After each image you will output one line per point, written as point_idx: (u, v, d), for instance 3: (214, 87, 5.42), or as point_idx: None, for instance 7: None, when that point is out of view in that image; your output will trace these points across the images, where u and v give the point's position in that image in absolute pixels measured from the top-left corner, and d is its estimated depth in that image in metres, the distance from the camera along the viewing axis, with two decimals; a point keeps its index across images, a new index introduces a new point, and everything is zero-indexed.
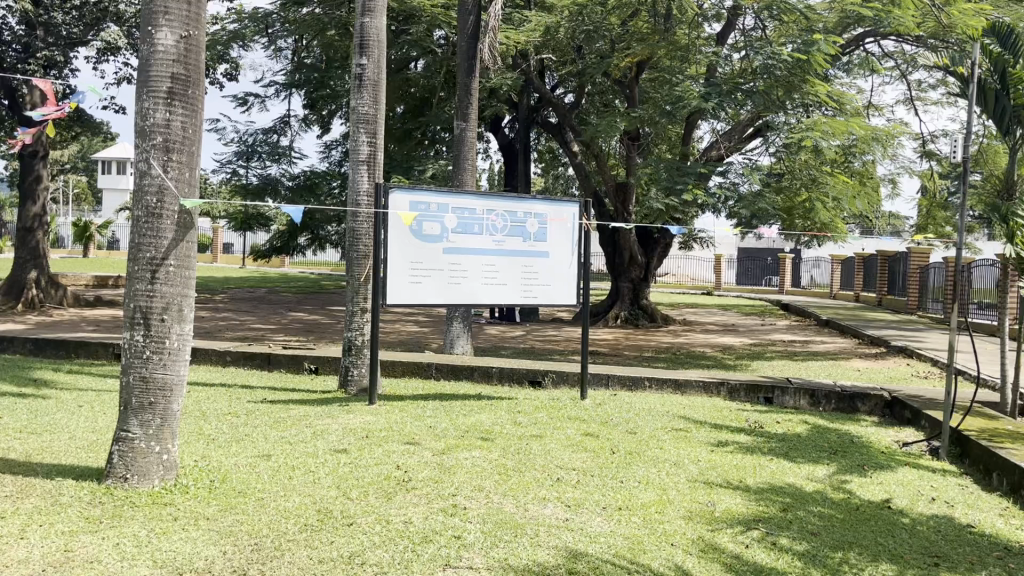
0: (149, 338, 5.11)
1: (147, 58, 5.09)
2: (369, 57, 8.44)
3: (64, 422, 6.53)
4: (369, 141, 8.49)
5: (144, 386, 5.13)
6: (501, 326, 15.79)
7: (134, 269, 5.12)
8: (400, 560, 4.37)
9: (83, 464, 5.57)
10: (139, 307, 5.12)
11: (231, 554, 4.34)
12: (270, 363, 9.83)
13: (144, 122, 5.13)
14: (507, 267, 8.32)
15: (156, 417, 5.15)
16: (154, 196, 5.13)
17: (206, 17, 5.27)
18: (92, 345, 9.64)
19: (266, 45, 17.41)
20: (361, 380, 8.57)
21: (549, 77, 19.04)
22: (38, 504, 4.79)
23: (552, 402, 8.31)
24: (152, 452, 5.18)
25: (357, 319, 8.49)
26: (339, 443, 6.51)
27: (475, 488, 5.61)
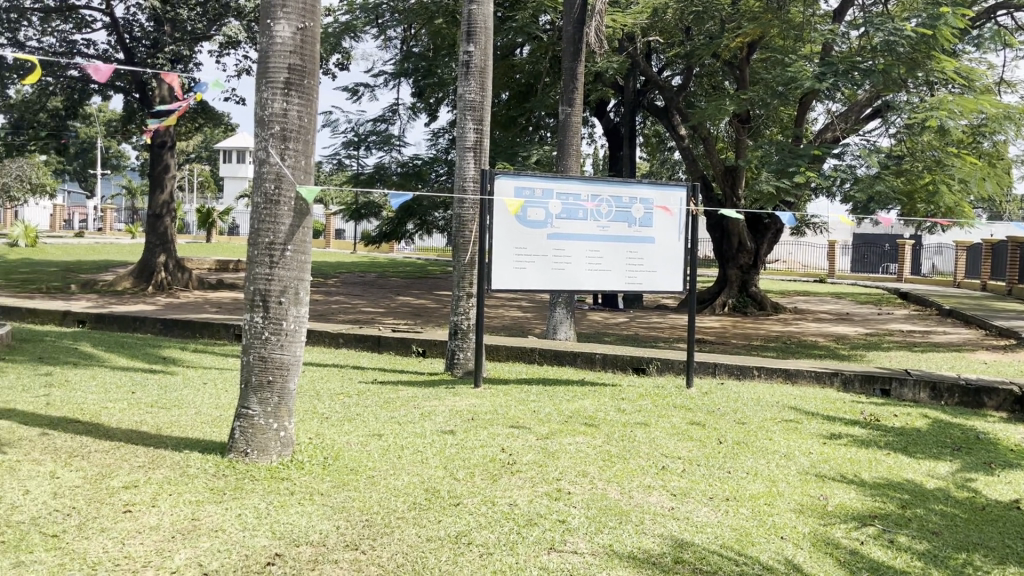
0: (268, 320, 5.34)
1: (266, 50, 5.30)
2: (476, 44, 8.48)
3: (190, 397, 6.93)
4: (476, 128, 8.57)
5: (263, 364, 5.36)
6: (605, 312, 15.69)
7: (253, 253, 5.36)
8: (505, 541, 4.43)
9: (208, 437, 5.89)
10: (258, 290, 5.35)
11: (344, 529, 4.50)
12: (379, 345, 10.10)
13: (263, 112, 5.35)
14: (612, 253, 8.25)
15: (274, 395, 5.39)
16: (273, 183, 5.34)
17: (321, 9, 5.43)
18: (214, 326, 10.13)
19: (377, 34, 17.74)
20: (467, 363, 8.70)
21: (656, 59, 18.68)
22: (169, 474, 5.10)
23: (657, 390, 8.22)
24: (270, 429, 5.42)
25: (462, 303, 8.62)
26: (446, 425, 6.64)
27: (579, 473, 5.62)
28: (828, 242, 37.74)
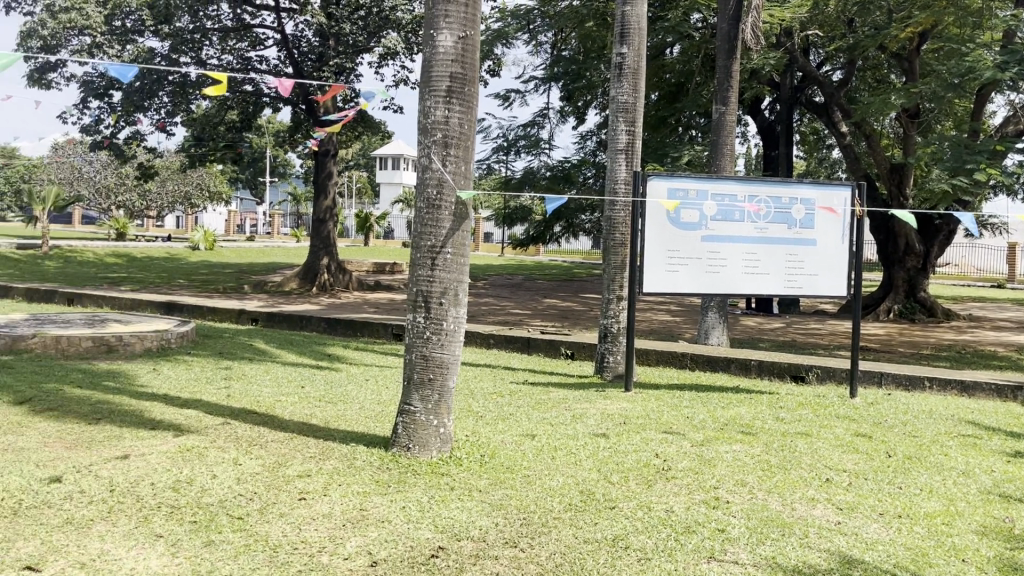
0: (429, 320, 5.52)
1: (429, 59, 5.48)
2: (630, 45, 8.43)
3: (354, 393, 7.27)
4: (628, 130, 8.51)
5: (424, 363, 5.55)
6: (758, 317, 15.18)
7: (416, 256, 5.56)
8: (663, 547, 4.38)
9: (372, 432, 6.16)
10: (421, 291, 5.55)
11: (502, 526, 4.59)
12: (530, 347, 10.22)
13: (426, 119, 5.55)
14: (769, 255, 7.99)
15: (435, 393, 5.57)
16: (435, 189, 5.52)
17: (481, 17, 5.55)
18: (373, 325, 10.60)
19: (528, 40, 17.99)
20: (617, 366, 8.66)
21: (815, 54, 17.92)
22: (337, 465, 5.38)
23: (818, 399, 7.87)
24: (431, 425, 5.61)
25: (613, 306, 8.59)
26: (598, 428, 6.64)
27: (738, 482, 5.47)
28: (1008, 244, 34.90)
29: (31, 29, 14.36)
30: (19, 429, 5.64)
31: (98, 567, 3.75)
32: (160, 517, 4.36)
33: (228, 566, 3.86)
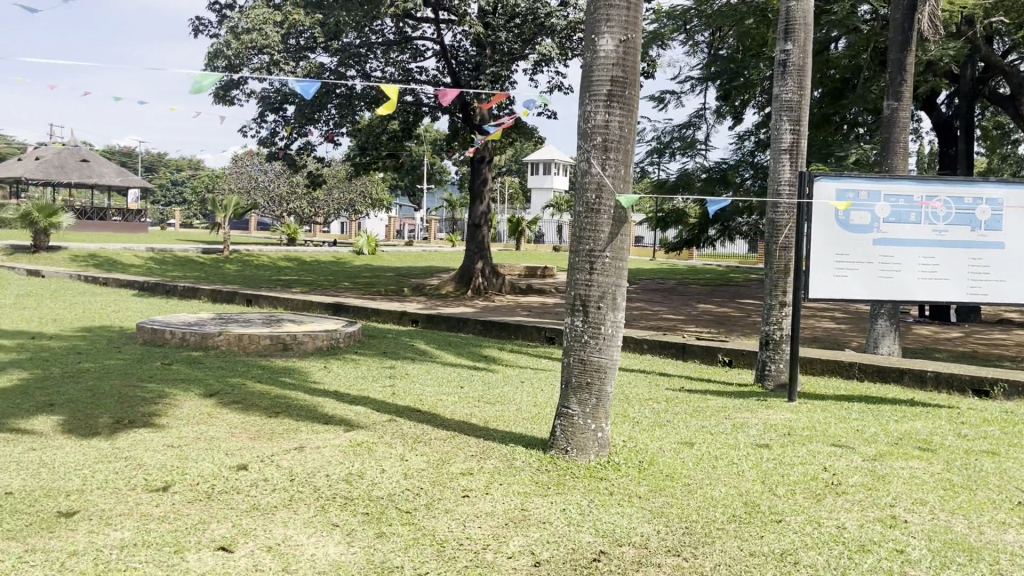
0: (588, 323, 5.53)
1: (590, 64, 5.50)
2: (794, 42, 8.12)
3: (512, 395, 7.39)
4: (792, 129, 8.19)
5: (582, 367, 5.56)
6: (933, 326, 14.20)
7: (575, 260, 5.58)
8: (836, 566, 4.17)
9: (530, 433, 6.24)
10: (579, 294, 5.57)
11: (664, 533, 4.53)
12: (685, 353, 10.03)
13: (587, 124, 5.57)
14: (950, 259, 7.46)
15: (593, 397, 5.56)
16: (594, 193, 5.52)
17: (643, 20, 5.51)
18: (528, 328, 10.74)
19: (684, 41, 17.70)
20: (779, 375, 8.34)
21: (999, 42, 16.58)
22: (498, 465, 5.49)
23: (1006, 415, 7.26)
24: (589, 429, 5.61)
25: (775, 312, 8.29)
26: (761, 438, 6.42)
27: (916, 501, 5.13)
28: None
29: (218, 49, 15.15)
30: (210, 419, 6.11)
31: (284, 551, 3.99)
32: (336, 508, 4.59)
33: (400, 557, 4.02)
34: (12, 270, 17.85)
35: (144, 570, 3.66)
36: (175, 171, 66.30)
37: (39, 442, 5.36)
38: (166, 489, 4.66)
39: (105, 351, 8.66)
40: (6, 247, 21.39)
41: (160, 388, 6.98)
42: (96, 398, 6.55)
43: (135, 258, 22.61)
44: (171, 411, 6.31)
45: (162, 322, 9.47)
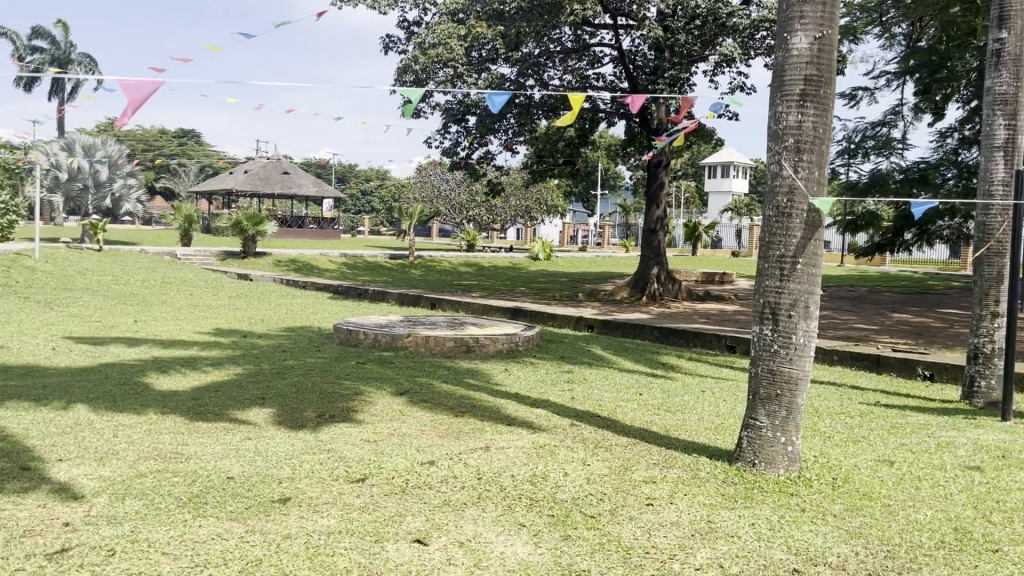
0: (778, 333, 5.32)
1: (782, 64, 5.32)
2: (1010, 30, 7.43)
3: (693, 403, 7.25)
4: (1007, 125, 7.53)
5: (771, 377, 5.36)
6: None
7: (764, 267, 5.40)
8: None
9: (714, 444, 6.09)
10: (769, 302, 5.38)
11: (863, 556, 4.28)
12: (879, 365, 9.44)
13: (777, 125, 5.38)
14: None
15: (782, 409, 5.35)
16: (785, 196, 5.32)
17: (840, 15, 5.26)
18: (708, 336, 10.52)
19: (879, 34, 16.73)
20: (990, 393, 7.65)
21: None
22: (682, 474, 5.40)
23: None
24: (778, 441, 5.40)
25: (985, 324, 7.65)
26: (970, 460, 5.92)
27: None
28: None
29: (406, 64, 16.02)
30: (402, 417, 6.43)
31: (475, 547, 4.11)
32: (523, 508, 4.68)
33: (587, 561, 4.04)
34: (225, 273, 19.61)
35: (350, 556, 3.89)
36: (365, 181, 70.29)
37: (254, 432, 5.86)
38: (365, 481, 4.95)
39: (306, 350, 9.33)
40: (219, 253, 23.51)
41: (356, 385, 7.43)
42: (300, 393, 7.07)
43: (329, 263, 24.17)
44: (366, 407, 6.70)
45: (356, 324, 10.07)
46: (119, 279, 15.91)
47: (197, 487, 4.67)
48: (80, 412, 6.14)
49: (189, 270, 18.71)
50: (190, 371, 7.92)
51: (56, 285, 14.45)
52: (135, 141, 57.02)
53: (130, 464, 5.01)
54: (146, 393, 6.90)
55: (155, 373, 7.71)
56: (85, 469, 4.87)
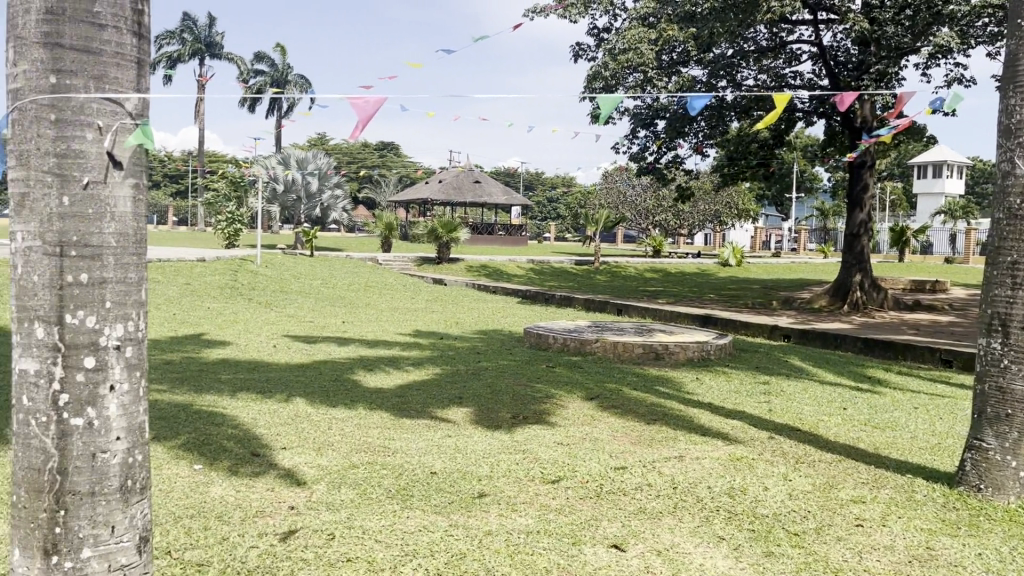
0: (1008, 347, 4.83)
1: (1016, 52, 4.85)
2: None
3: (905, 420, 6.76)
4: None
5: (1001, 397, 4.86)
6: None
7: (993, 274, 4.95)
8: None
9: (931, 465, 5.65)
10: (998, 313, 4.92)
11: None
12: None
13: (1010, 120, 4.92)
14: None
15: (1014, 431, 4.81)
16: (1018, 197, 4.84)
17: None
18: (919, 349, 9.79)
19: None
20: None
21: None
22: (895, 496, 5.04)
23: None
24: (1008, 466, 4.86)
25: None
26: None
27: None
28: None
29: (597, 71, 16.19)
30: (594, 422, 6.46)
31: (673, 557, 4.05)
32: (721, 520, 4.56)
33: None
34: (421, 278, 20.58)
35: (549, 557, 3.95)
36: (551, 188, 71.37)
37: (454, 430, 6.11)
38: (560, 483, 5.02)
39: (499, 352, 9.61)
40: (416, 259, 24.71)
41: (548, 389, 7.56)
42: (495, 394, 7.30)
43: (518, 269, 24.74)
44: (559, 411, 6.80)
45: (546, 328, 10.25)
46: (328, 283, 17.12)
47: (403, 480, 4.93)
48: (300, 405, 6.67)
49: (388, 274, 19.81)
50: (393, 370, 8.39)
51: (274, 287, 15.78)
52: (341, 154, 61.19)
53: (344, 455, 5.38)
54: (356, 389, 7.39)
55: (362, 371, 8.23)
56: (305, 457, 5.28)
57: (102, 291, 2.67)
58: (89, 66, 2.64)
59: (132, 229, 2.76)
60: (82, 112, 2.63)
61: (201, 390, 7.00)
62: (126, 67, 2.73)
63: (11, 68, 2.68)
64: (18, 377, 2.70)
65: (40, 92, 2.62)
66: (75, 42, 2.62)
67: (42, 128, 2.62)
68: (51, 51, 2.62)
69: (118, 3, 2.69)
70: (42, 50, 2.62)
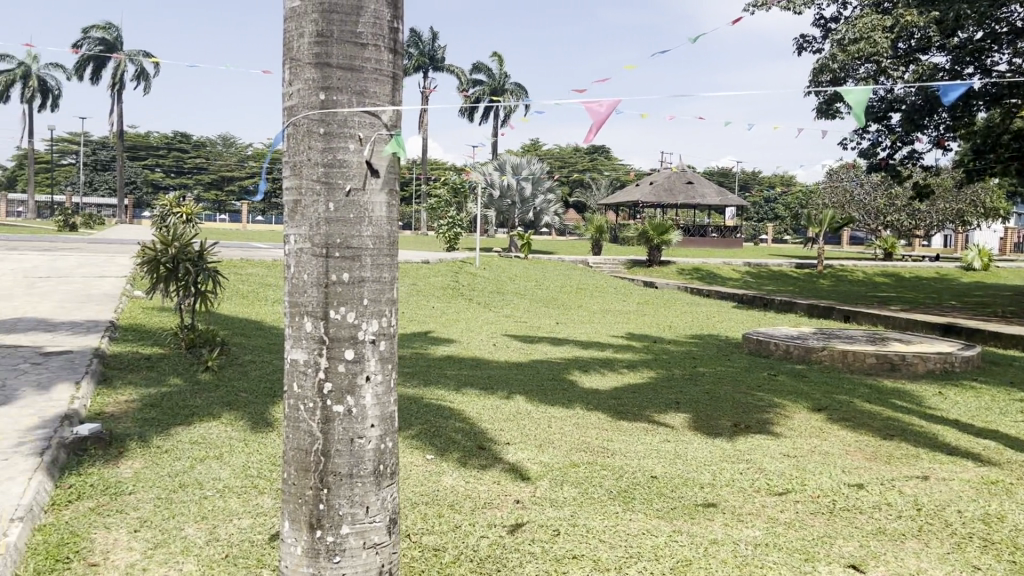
0: None
1: None
2: None
3: None
4: None
5: None
6: None
7: None
8: None
9: None
10: None
11: None
12: None
13: None
14: None
15: None
16: None
17: None
18: None
19: None
20: None
21: None
22: None
23: None
24: None
25: None
26: None
27: None
28: None
29: (823, 64, 15.37)
30: (823, 434, 6.14)
31: None
32: (974, 549, 4.14)
33: None
34: (633, 281, 20.54)
35: (780, 572, 3.79)
36: (769, 187, 68.57)
37: (674, 435, 6.05)
38: (788, 496, 4.80)
39: (716, 358, 9.39)
40: (627, 261, 24.69)
41: (770, 397, 7.28)
42: (714, 400, 7.14)
43: (733, 272, 24.00)
44: (784, 420, 6.54)
45: (767, 334, 9.89)
46: (541, 284, 17.55)
47: (624, 482, 4.94)
48: (520, 402, 6.89)
49: (600, 277, 19.95)
50: (608, 371, 8.44)
51: (492, 288, 16.41)
52: (554, 158, 62.52)
53: (565, 454, 5.48)
54: (573, 389, 7.52)
55: (579, 372, 8.35)
56: (528, 453, 5.44)
57: (361, 289, 2.87)
58: (352, 83, 2.83)
59: (387, 232, 2.94)
60: (345, 125, 2.82)
61: (430, 385, 7.43)
62: (384, 82, 2.90)
63: (287, 88, 2.93)
64: (290, 365, 2.96)
65: (310, 108, 2.83)
66: (341, 61, 2.81)
67: (312, 141, 2.84)
68: (322, 71, 2.83)
69: (378, 21, 2.86)
70: (314, 70, 2.83)
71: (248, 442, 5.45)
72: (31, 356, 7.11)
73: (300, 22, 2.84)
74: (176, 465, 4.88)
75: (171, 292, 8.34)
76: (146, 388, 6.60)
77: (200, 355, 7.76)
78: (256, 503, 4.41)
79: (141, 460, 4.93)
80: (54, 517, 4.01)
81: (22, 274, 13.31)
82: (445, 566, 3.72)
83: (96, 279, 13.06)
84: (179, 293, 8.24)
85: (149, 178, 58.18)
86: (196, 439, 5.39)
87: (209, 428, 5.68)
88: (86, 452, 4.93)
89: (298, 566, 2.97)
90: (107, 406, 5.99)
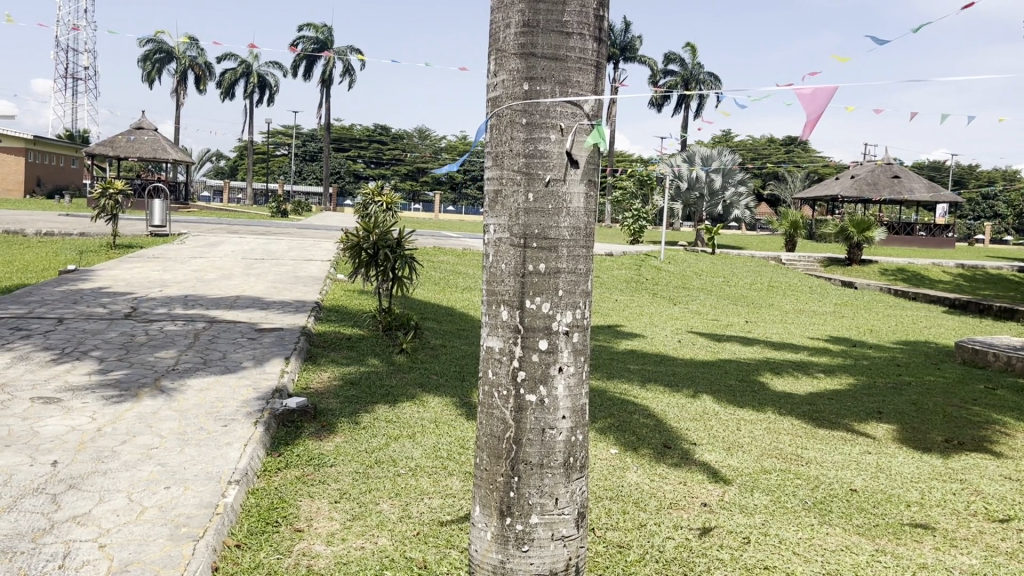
0: None
1: None
2: None
3: None
4: None
5: None
6: None
7: None
8: None
9: None
10: None
11: None
12: None
13: None
14: None
15: None
16: None
17: None
18: None
19: None
20: None
21: None
22: None
23: None
24: None
25: None
26: None
27: None
28: None
29: None
30: None
31: None
32: None
33: None
34: (829, 280, 19.41)
35: None
36: (988, 182, 62.70)
37: (876, 447, 5.64)
38: (1010, 523, 4.32)
39: (925, 367, 8.68)
40: (823, 259, 23.37)
41: (989, 413, 6.63)
42: (921, 412, 6.59)
43: (944, 274, 22.08)
44: (1004, 439, 5.92)
45: (985, 343, 9.03)
46: (728, 281, 17.00)
47: (821, 493, 4.66)
48: (708, 401, 6.71)
49: (793, 274, 19.00)
50: (802, 375, 8.04)
51: (677, 283, 16.08)
52: (746, 151, 60.54)
53: (755, 458, 5.26)
54: (766, 391, 7.20)
55: (770, 373, 8.01)
56: (717, 455, 5.27)
57: (557, 280, 2.83)
58: (557, 72, 2.79)
59: (585, 224, 2.87)
60: (548, 115, 2.79)
61: (613, 378, 7.39)
62: (587, 71, 2.83)
63: (492, 79, 2.94)
64: (486, 352, 2.99)
65: (513, 99, 2.83)
66: (546, 51, 2.78)
67: (515, 131, 2.83)
68: (527, 62, 2.81)
69: (584, 10, 2.79)
70: (518, 60, 2.82)
71: (439, 424, 5.65)
72: (248, 331, 7.74)
73: (507, 12, 2.83)
74: (372, 442, 5.13)
75: (372, 276, 8.80)
76: (347, 367, 7.00)
77: (396, 337, 8.14)
78: (445, 484, 4.55)
79: (342, 435, 5.23)
80: (266, 482, 4.33)
81: (241, 256, 14.54)
82: (630, 565, 3.66)
83: (305, 261, 14.09)
84: (378, 278, 8.68)
85: (352, 169, 62.01)
86: (391, 419, 5.66)
87: (405, 409, 5.95)
88: (294, 424, 5.30)
89: (487, 552, 3.02)
90: (312, 381, 6.42)
